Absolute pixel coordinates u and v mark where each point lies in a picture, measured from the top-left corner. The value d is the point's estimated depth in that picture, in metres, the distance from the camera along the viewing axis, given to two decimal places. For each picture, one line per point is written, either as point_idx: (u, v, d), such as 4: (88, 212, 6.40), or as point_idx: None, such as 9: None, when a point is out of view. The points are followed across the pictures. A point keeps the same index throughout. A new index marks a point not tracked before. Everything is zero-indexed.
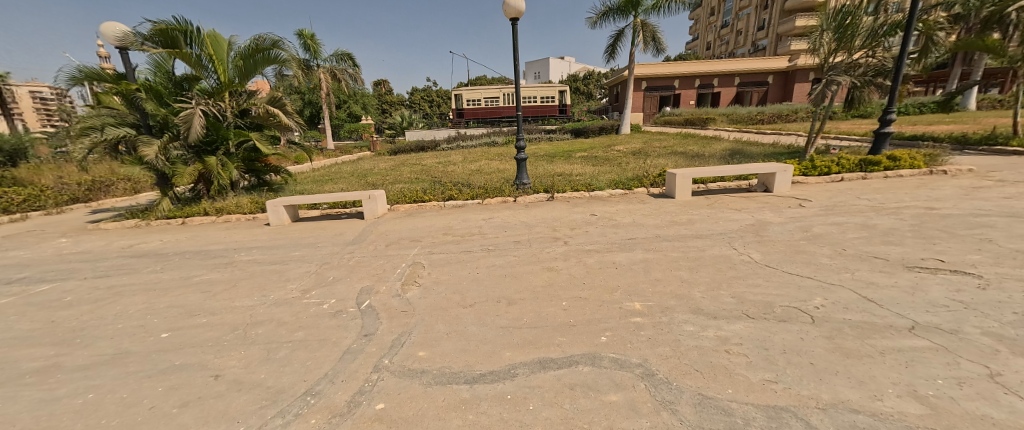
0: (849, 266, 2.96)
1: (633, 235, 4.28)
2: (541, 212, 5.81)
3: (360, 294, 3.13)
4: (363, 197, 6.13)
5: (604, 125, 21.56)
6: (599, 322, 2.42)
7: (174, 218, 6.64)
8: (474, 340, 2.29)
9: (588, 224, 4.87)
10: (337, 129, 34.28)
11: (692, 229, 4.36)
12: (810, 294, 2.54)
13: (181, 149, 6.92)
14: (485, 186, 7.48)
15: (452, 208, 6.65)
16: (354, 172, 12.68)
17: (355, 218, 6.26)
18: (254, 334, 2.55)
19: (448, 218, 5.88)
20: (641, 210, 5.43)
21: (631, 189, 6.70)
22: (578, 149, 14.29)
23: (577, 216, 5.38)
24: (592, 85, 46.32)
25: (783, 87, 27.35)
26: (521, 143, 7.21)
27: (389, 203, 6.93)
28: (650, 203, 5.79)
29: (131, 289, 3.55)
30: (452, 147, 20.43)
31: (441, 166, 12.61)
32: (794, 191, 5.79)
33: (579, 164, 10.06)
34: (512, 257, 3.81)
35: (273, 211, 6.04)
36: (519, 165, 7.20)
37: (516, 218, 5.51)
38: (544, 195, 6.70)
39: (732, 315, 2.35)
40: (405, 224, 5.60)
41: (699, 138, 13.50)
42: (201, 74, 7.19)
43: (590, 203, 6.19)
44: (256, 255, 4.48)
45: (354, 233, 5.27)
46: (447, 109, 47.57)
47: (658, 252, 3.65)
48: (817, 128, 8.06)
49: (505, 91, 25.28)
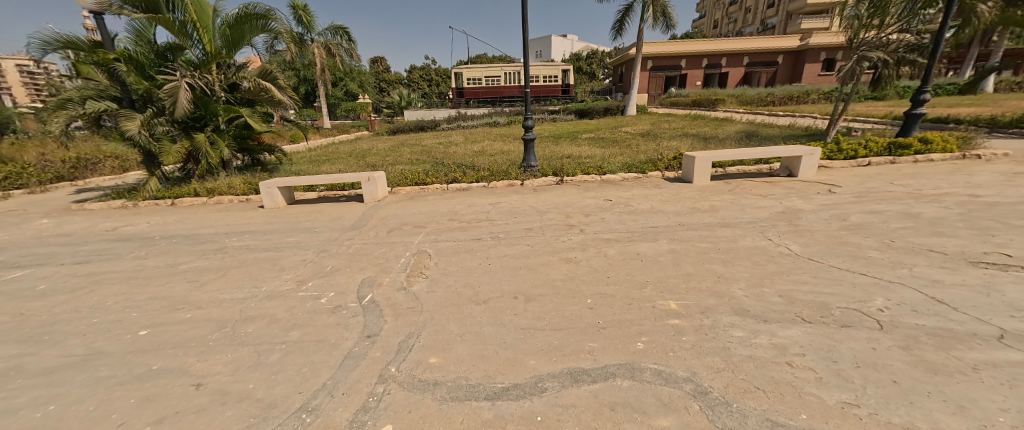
0: (904, 260, 2.67)
1: (654, 222, 3.99)
2: (551, 196, 5.48)
3: (361, 287, 2.84)
4: (363, 179, 5.77)
5: (609, 106, 20.91)
6: (633, 324, 2.14)
7: (163, 199, 6.32)
8: (491, 344, 2.02)
9: (603, 210, 4.56)
10: (334, 108, 33.42)
11: (717, 216, 4.06)
12: (869, 293, 2.25)
13: (166, 124, 6.50)
14: (490, 168, 7.13)
15: (456, 191, 6.32)
16: (351, 152, 12.23)
17: (354, 201, 5.92)
18: (243, 333, 2.25)
19: (452, 202, 5.55)
20: (659, 195, 5.11)
21: (644, 172, 6.36)
22: (584, 131, 13.78)
23: (590, 201, 5.06)
24: (596, 65, 45.08)
25: (793, 67, 26.50)
26: (530, 122, 6.78)
27: (389, 186, 6.59)
28: (667, 187, 5.46)
29: (110, 277, 3.24)
30: (452, 127, 19.87)
31: (442, 146, 12.17)
32: (821, 176, 5.46)
33: (587, 145, 9.64)
34: (525, 247, 3.51)
35: (267, 193, 5.70)
36: (527, 145, 6.79)
37: (525, 203, 5.18)
38: (553, 178, 6.35)
39: (785, 319, 2.06)
40: (408, 209, 5.28)
41: (710, 120, 13.03)
42: (185, 43, 6.67)
43: (603, 188, 5.86)
44: (248, 240, 4.16)
45: (354, 217, 4.95)
46: (446, 88, 46.36)
47: (685, 242, 3.36)
48: (842, 109, 7.63)
49: (507, 70, 24.42)
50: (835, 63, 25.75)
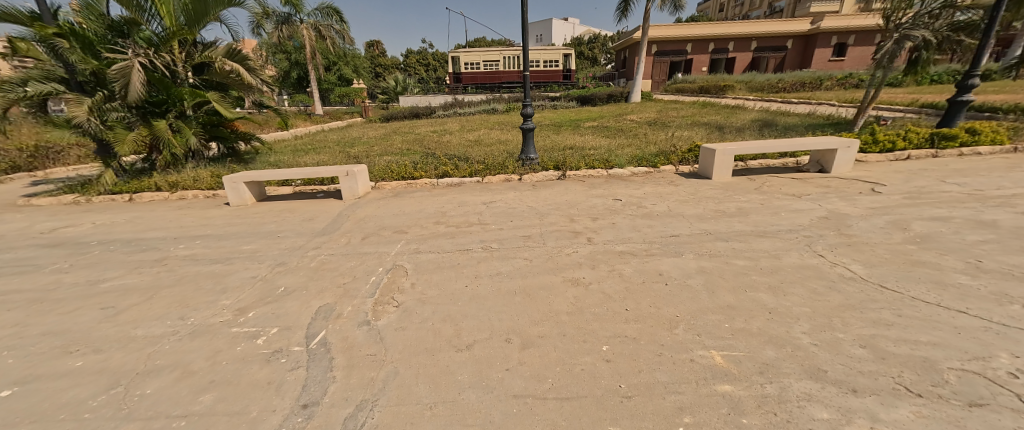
0: (1008, 291, 2.07)
1: (675, 229, 3.38)
2: (553, 195, 4.86)
3: (313, 320, 2.24)
4: (341, 174, 5.12)
5: (612, 92, 20.07)
6: (669, 391, 1.55)
7: (121, 193, 5.69)
8: (472, 425, 1.43)
9: (613, 213, 3.95)
10: (327, 94, 32.32)
11: (747, 222, 3.45)
12: (985, 345, 1.67)
13: (120, 110, 5.81)
14: (486, 160, 6.50)
15: (447, 186, 5.71)
16: (338, 140, 11.55)
17: (332, 198, 5.29)
18: (139, 398, 1.66)
19: (442, 200, 4.94)
20: (675, 194, 4.50)
21: (656, 166, 5.75)
22: (586, 119, 13.02)
23: (597, 201, 4.44)
24: (598, 50, 43.73)
25: (802, 52, 25.46)
26: (529, 109, 6.08)
27: (373, 180, 5.97)
28: (683, 185, 4.85)
29: (10, 300, 2.63)
30: (449, 114, 19.05)
31: (436, 135, 11.48)
32: (857, 172, 4.84)
33: (590, 135, 8.95)
34: (522, 261, 2.91)
35: (231, 189, 5.05)
36: (525, 136, 6.11)
37: (523, 203, 4.56)
38: (555, 173, 5.71)
39: (884, 390, 1.47)
40: (390, 208, 4.66)
41: (720, 107, 12.28)
42: (140, 18, 5.89)
43: (611, 184, 5.23)
44: (196, 248, 3.53)
45: (328, 218, 4.34)
46: (444, 74, 44.99)
47: (717, 257, 2.76)
48: (873, 95, 6.94)
49: (506, 54, 23.38)
50: (846, 48, 24.72)
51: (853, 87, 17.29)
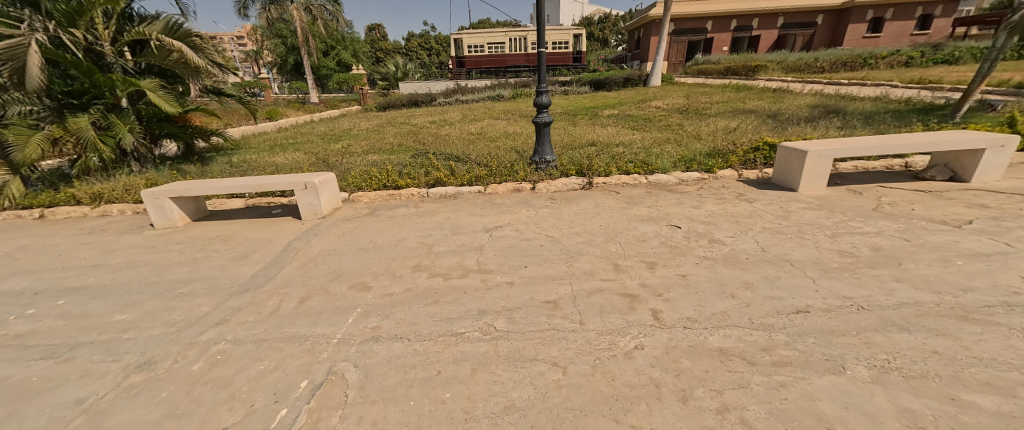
0: None
1: (795, 295, 2.07)
2: (580, 217, 3.58)
3: None
4: (297, 187, 3.85)
5: (629, 75, 18.33)
6: None
7: (30, 208, 4.52)
8: None
9: (678, 256, 2.66)
10: (326, 81, 30.95)
11: (912, 281, 2.12)
12: None
13: (25, 102, 4.61)
14: (489, 162, 5.21)
15: (440, 198, 4.48)
16: (325, 133, 10.32)
17: (290, 218, 4.06)
18: None
19: (431, 223, 3.69)
20: (756, 218, 3.18)
21: (709, 171, 4.42)
22: (604, 106, 11.51)
23: (645, 230, 3.15)
24: (608, 30, 41.27)
25: (834, 28, 23.19)
26: (544, 98, 4.70)
27: (348, 190, 4.74)
28: (761, 201, 3.52)
29: None
30: (450, 101, 17.61)
31: (435, 126, 10.20)
32: (1009, 183, 3.46)
33: (614, 127, 7.55)
34: (550, 377, 1.64)
35: (154, 207, 3.85)
36: (540, 132, 4.76)
37: (541, 231, 3.29)
38: (578, 181, 4.44)
39: None
40: (359, 237, 3.42)
41: (758, 92, 10.70)
42: None
43: (655, 199, 3.93)
44: (46, 318, 2.31)
45: (268, 255, 3.11)
46: (447, 58, 43.03)
47: (924, 381, 1.45)
48: (987, 73, 5.39)
49: (512, 35, 21.62)
50: (883, 23, 22.35)
51: (900, 65, 15.31)
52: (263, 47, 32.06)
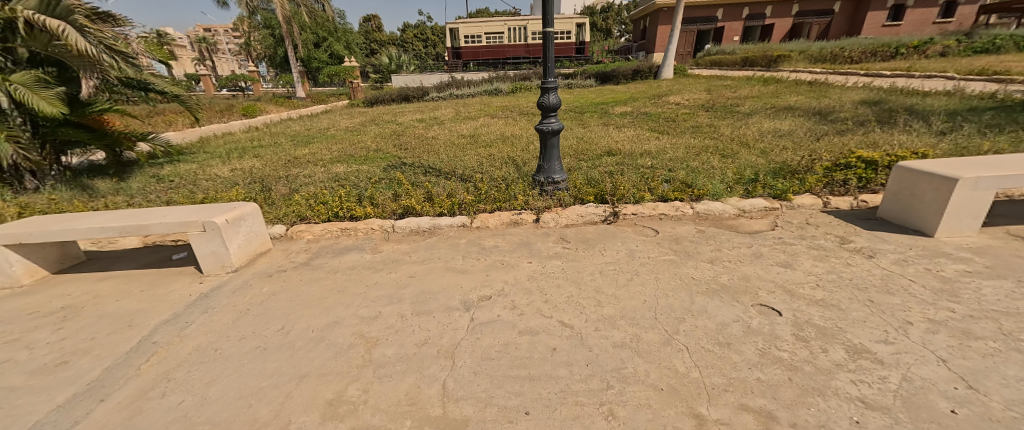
0: None
1: None
2: (610, 280, 2.36)
3: None
4: (191, 229, 2.61)
5: (638, 67, 16.92)
6: None
7: None
8: None
9: (811, 396, 1.43)
10: (317, 74, 29.53)
11: None
12: None
13: None
14: (478, 178, 3.98)
15: (409, 234, 3.26)
16: (298, 134, 9.08)
17: (189, 271, 2.83)
18: None
19: (385, 287, 2.46)
20: (904, 297, 1.95)
21: (780, 197, 3.21)
22: (614, 102, 10.28)
23: (722, 317, 1.92)
24: (611, 20, 39.63)
25: (854, 16, 21.68)
26: (551, 97, 3.44)
27: (287, 221, 3.51)
28: (889, 258, 2.30)
29: None
30: (444, 96, 16.33)
31: (424, 125, 8.96)
32: None
33: (632, 129, 6.32)
34: None
35: None
36: (546, 143, 3.52)
37: (551, 313, 2.06)
38: (599, 211, 3.23)
39: None
40: (267, 318, 2.19)
41: (790, 85, 9.35)
42: None
43: (715, 244, 2.70)
44: None
45: (103, 363, 1.87)
46: (443, 50, 41.49)
47: None
48: None
49: (511, 25, 20.17)
50: (906, 10, 20.83)
51: (936, 55, 13.91)
52: (251, 38, 30.54)
